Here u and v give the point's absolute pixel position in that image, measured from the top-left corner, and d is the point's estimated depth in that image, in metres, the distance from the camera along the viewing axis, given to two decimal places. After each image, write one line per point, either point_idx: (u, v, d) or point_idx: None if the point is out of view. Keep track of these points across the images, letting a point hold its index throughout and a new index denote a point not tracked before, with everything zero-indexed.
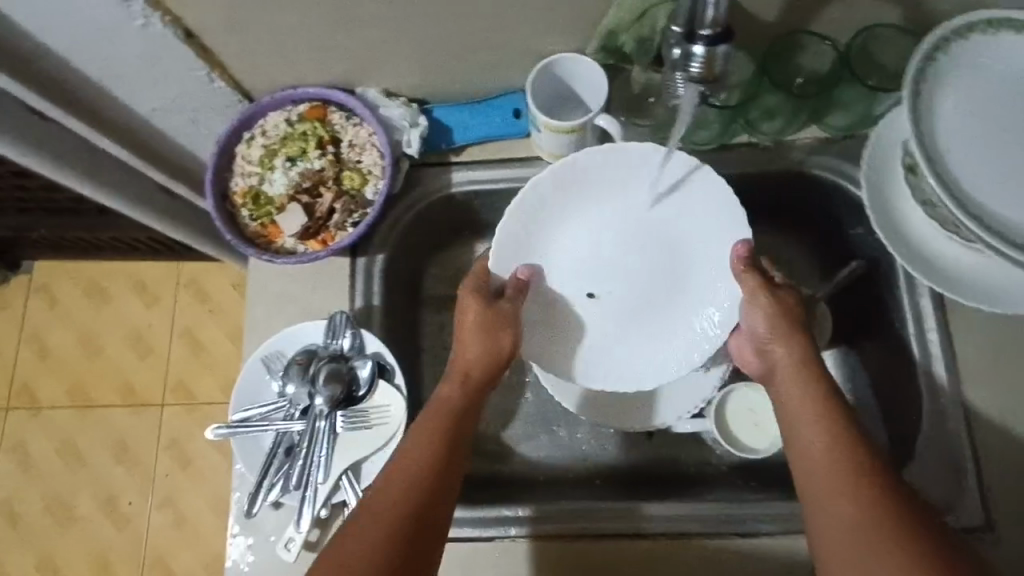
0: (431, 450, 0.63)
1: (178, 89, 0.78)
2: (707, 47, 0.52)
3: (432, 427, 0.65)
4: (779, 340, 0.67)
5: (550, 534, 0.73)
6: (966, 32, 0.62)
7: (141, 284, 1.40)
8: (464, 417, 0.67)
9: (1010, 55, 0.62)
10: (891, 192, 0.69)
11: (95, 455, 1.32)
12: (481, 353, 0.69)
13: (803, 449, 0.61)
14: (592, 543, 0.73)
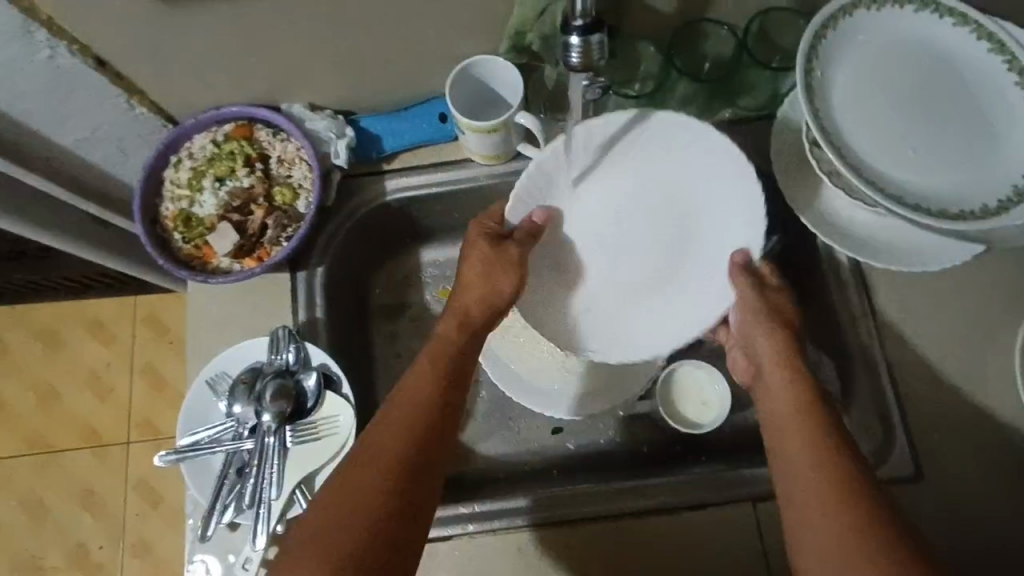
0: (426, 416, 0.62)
1: (98, 118, 0.77)
2: (582, 37, 0.54)
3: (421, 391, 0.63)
4: (761, 336, 0.68)
5: (555, 521, 0.73)
6: (850, 9, 0.65)
7: (93, 322, 1.37)
8: (464, 365, 0.67)
9: (892, 28, 0.66)
10: (799, 164, 0.73)
11: (59, 502, 1.29)
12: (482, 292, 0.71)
13: (777, 439, 0.61)
14: (566, 530, 0.73)
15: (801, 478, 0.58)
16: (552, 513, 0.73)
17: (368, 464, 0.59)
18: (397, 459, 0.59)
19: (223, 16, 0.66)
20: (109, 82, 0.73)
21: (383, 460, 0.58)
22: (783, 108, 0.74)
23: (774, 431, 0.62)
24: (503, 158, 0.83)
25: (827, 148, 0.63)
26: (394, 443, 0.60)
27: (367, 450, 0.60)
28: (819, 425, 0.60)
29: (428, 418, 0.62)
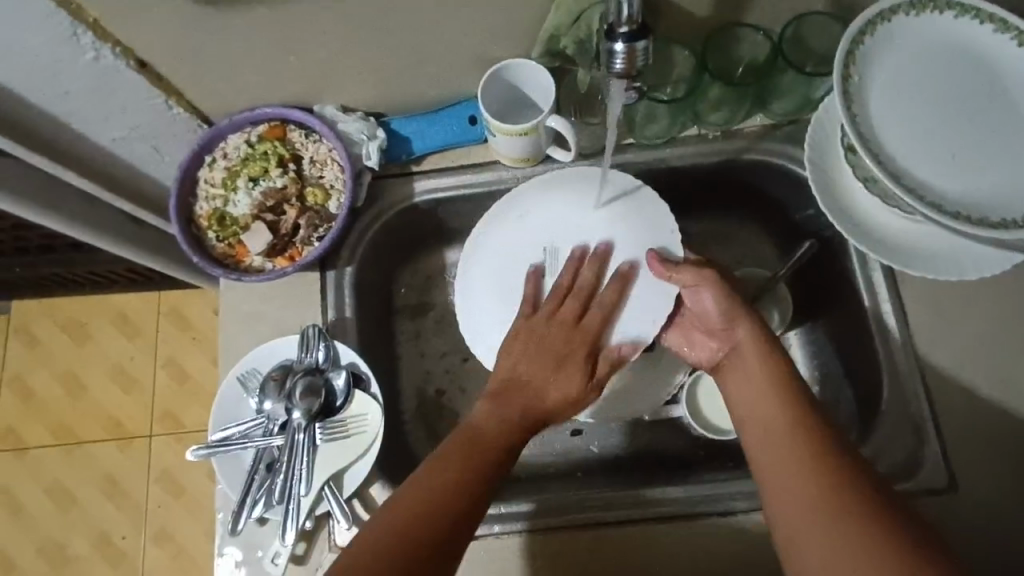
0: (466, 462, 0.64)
1: (137, 118, 0.79)
2: (627, 44, 0.55)
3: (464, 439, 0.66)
4: (733, 318, 0.70)
5: (552, 526, 0.73)
6: (890, 13, 0.64)
7: (122, 316, 1.40)
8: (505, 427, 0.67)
9: (932, 33, 0.65)
10: (834, 173, 0.72)
11: (85, 493, 1.32)
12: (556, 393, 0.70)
13: (758, 437, 0.64)
14: (562, 538, 0.73)
15: (777, 459, 0.61)
16: (541, 521, 0.74)
17: (448, 475, 0.63)
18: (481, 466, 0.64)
19: (263, 18, 0.67)
20: (149, 83, 0.75)
21: (467, 467, 0.63)
22: (818, 112, 0.73)
23: (753, 411, 0.66)
24: (532, 161, 0.83)
25: (863, 153, 0.62)
26: (477, 452, 0.65)
27: (448, 462, 0.64)
28: (795, 401, 0.64)
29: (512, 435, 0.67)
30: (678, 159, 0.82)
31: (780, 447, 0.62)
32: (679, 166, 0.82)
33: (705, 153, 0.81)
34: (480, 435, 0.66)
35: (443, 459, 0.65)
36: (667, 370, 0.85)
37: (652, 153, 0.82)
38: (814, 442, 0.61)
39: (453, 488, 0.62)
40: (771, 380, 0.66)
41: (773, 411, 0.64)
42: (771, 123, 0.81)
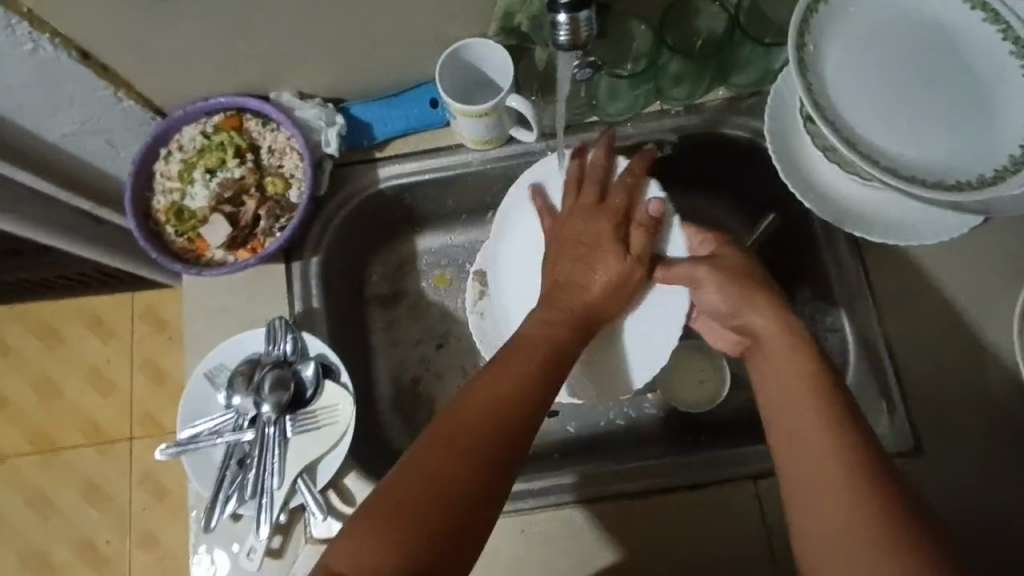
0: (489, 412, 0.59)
1: (85, 112, 0.76)
2: (569, 14, 0.53)
3: (494, 395, 0.60)
4: (753, 311, 0.67)
5: (556, 504, 0.73)
6: None
7: (94, 319, 1.37)
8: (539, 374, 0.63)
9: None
10: (796, 145, 0.73)
11: (66, 499, 1.30)
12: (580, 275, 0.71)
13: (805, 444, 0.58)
14: (611, 508, 0.73)
15: (815, 471, 0.57)
16: (590, 491, 0.73)
17: (471, 423, 0.58)
18: (506, 412, 0.59)
19: (207, 5, 0.65)
20: (94, 75, 0.72)
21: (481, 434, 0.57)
22: (777, 84, 0.73)
23: (791, 420, 0.60)
24: (495, 142, 0.82)
25: (821, 124, 0.62)
26: (502, 404, 0.59)
27: (471, 410, 0.59)
28: (837, 406, 0.59)
29: (539, 372, 0.63)
30: (642, 136, 0.81)
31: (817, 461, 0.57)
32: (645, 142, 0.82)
33: (668, 128, 0.81)
34: (511, 381, 0.61)
35: (463, 407, 0.60)
36: None
37: (614, 130, 0.81)
38: (856, 457, 0.56)
39: (472, 436, 0.57)
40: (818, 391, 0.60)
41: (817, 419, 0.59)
42: (733, 96, 0.81)
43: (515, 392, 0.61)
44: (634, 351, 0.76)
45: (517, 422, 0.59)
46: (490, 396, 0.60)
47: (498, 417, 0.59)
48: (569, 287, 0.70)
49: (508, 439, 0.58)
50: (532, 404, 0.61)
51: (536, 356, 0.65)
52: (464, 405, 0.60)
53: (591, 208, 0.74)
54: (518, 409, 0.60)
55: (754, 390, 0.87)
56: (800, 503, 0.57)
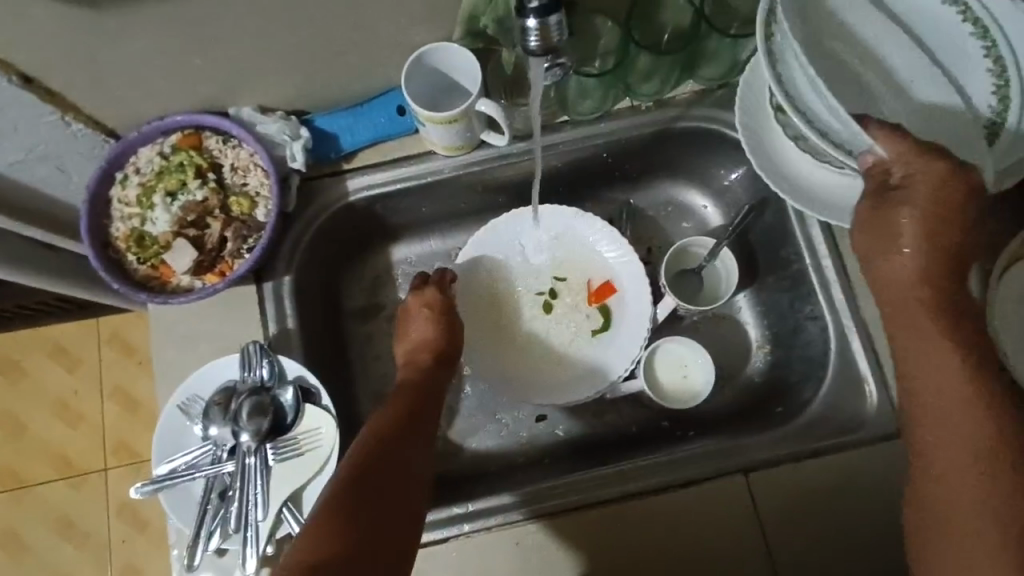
0: (377, 432, 0.66)
1: (32, 139, 0.72)
2: (539, 19, 0.51)
3: (384, 419, 0.68)
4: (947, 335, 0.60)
5: (550, 513, 0.72)
6: None
7: (58, 348, 1.31)
8: (425, 392, 0.73)
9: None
10: (767, 134, 0.73)
11: (39, 538, 1.24)
12: (422, 332, 0.78)
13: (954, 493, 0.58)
14: (574, 518, 0.72)
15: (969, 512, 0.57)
16: (538, 507, 0.72)
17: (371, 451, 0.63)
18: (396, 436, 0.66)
19: (155, 21, 0.62)
20: (39, 99, 0.68)
21: (375, 446, 0.64)
22: (746, 75, 0.73)
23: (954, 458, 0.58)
24: (466, 147, 0.80)
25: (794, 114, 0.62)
26: (390, 423, 0.67)
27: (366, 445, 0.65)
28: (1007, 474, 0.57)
29: (411, 406, 0.71)
30: (615, 133, 0.81)
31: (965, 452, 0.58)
32: (619, 139, 0.82)
33: (640, 124, 0.81)
34: (393, 415, 0.69)
35: (359, 447, 0.65)
36: (623, 347, 0.85)
37: (584, 130, 0.81)
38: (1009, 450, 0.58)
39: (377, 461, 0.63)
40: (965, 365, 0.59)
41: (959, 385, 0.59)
42: (702, 89, 0.80)
43: (397, 422, 0.68)
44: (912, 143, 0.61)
45: (411, 445, 0.66)
46: (376, 432, 0.66)
47: (393, 431, 0.66)
48: (417, 344, 0.78)
49: (411, 456, 0.65)
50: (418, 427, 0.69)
51: (413, 389, 0.73)
52: (359, 443, 0.65)
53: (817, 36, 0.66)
54: (406, 434, 0.67)
55: (740, 382, 0.87)
56: (939, 504, 0.59)
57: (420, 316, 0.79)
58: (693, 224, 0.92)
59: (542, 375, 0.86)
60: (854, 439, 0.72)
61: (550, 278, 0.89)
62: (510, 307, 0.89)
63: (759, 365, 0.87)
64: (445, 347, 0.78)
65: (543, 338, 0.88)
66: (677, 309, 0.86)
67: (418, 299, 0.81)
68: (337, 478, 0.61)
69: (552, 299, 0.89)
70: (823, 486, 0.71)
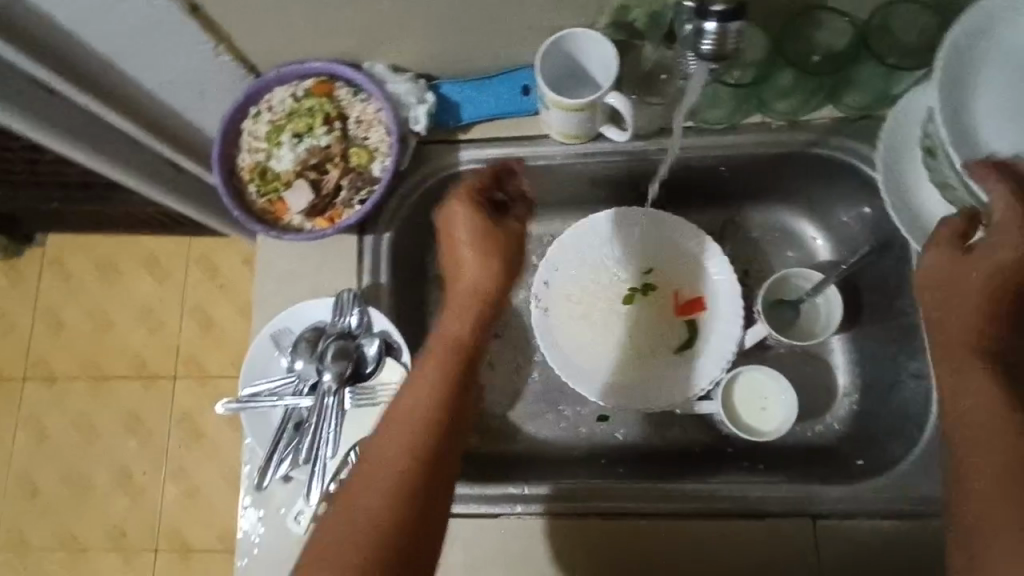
0: (411, 424, 0.60)
1: (185, 64, 0.77)
2: (719, 24, 0.50)
3: (421, 404, 0.62)
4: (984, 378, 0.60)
5: (605, 513, 0.72)
6: None
7: (153, 259, 1.41)
8: (464, 364, 0.65)
9: None
10: (908, 173, 0.70)
11: (108, 427, 1.35)
12: (481, 277, 0.69)
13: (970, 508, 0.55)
14: (602, 524, 0.72)
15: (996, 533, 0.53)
16: (552, 504, 0.73)
17: (398, 454, 0.59)
18: (429, 426, 0.60)
19: None
20: (201, 29, 0.72)
21: (407, 448, 0.59)
22: (896, 110, 0.70)
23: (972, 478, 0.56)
24: (582, 138, 0.79)
25: (949, 149, 0.59)
26: (424, 416, 0.61)
27: (391, 441, 0.60)
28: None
29: (449, 383, 0.63)
30: (739, 148, 0.78)
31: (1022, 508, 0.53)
32: (741, 154, 0.79)
33: (766, 143, 0.78)
34: (425, 403, 0.62)
35: (382, 443, 0.60)
36: (704, 364, 0.83)
37: (706, 139, 0.78)
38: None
39: (406, 467, 0.58)
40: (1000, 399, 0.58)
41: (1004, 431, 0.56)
42: (840, 117, 0.77)
43: (429, 408, 0.61)
44: None
45: (443, 443, 0.60)
46: (403, 424, 0.61)
47: (428, 426, 0.60)
48: (468, 288, 0.69)
49: (442, 457, 0.60)
50: (450, 414, 0.62)
51: (447, 363, 0.65)
52: (397, 425, 0.61)
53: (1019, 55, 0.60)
54: (439, 427, 0.61)
55: (817, 425, 0.84)
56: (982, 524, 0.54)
57: (461, 222, 0.70)
58: (798, 255, 0.89)
59: (615, 378, 0.85)
60: (935, 510, 0.68)
61: (639, 276, 0.88)
62: (597, 287, 0.88)
63: (842, 413, 0.84)
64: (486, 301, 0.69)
65: (621, 332, 0.87)
66: (767, 338, 0.84)
67: (462, 211, 0.70)
68: (367, 474, 0.58)
69: (638, 292, 0.88)
70: (892, 550, 0.68)
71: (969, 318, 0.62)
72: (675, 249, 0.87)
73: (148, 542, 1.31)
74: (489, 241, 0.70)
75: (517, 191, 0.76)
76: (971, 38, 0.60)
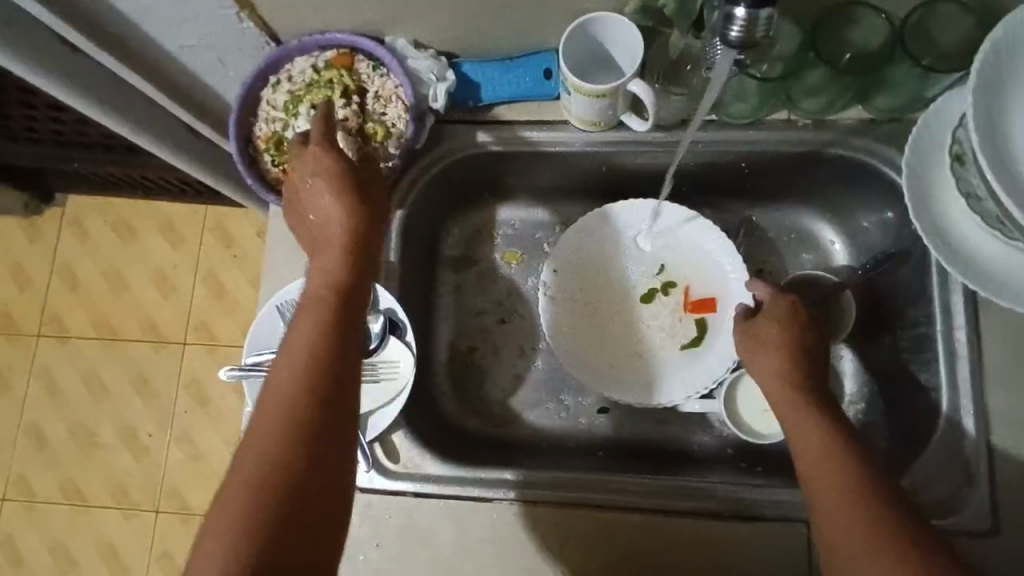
0: (290, 372, 0.57)
1: (207, 28, 0.76)
2: (749, 11, 0.48)
3: (295, 351, 0.58)
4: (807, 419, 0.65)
5: (598, 505, 0.72)
6: None
7: (169, 224, 1.42)
8: (340, 303, 0.61)
9: None
10: (931, 180, 0.68)
11: (117, 387, 1.37)
12: (342, 215, 0.65)
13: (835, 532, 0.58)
14: (593, 515, 0.72)
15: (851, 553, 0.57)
16: (529, 493, 0.73)
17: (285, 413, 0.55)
18: (309, 371, 0.56)
19: None
20: None
21: (290, 395, 0.55)
22: (927, 114, 0.68)
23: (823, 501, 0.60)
24: (603, 126, 0.78)
25: (980, 156, 0.57)
26: (308, 362, 0.57)
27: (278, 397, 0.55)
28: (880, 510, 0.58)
29: (327, 324, 0.59)
30: (760, 145, 0.77)
31: (833, 473, 0.61)
32: (763, 152, 0.78)
33: (789, 141, 0.76)
34: (299, 352, 0.57)
35: (270, 392, 0.57)
36: (709, 363, 0.83)
37: (727, 134, 0.77)
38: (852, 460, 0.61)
39: (287, 426, 0.54)
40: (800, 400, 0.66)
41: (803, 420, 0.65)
42: (868, 118, 0.75)
43: (306, 354, 0.57)
44: None
45: (326, 387, 0.56)
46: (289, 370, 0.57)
47: (313, 374, 0.56)
48: (330, 234, 0.65)
49: (328, 415, 0.56)
50: (333, 373, 0.57)
51: (321, 309, 0.61)
52: (274, 378, 0.57)
53: None
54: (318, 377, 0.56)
55: None
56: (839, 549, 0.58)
57: (322, 162, 0.67)
58: (814, 258, 0.87)
59: (621, 373, 0.84)
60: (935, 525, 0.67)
61: (656, 274, 0.87)
62: (612, 282, 0.87)
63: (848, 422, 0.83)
64: (347, 237, 0.65)
65: (633, 328, 0.86)
66: None
67: (323, 150, 0.68)
68: (253, 436, 0.55)
69: (656, 290, 0.87)
70: None
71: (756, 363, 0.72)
72: (689, 245, 0.86)
73: (150, 501, 1.33)
74: (334, 175, 0.67)
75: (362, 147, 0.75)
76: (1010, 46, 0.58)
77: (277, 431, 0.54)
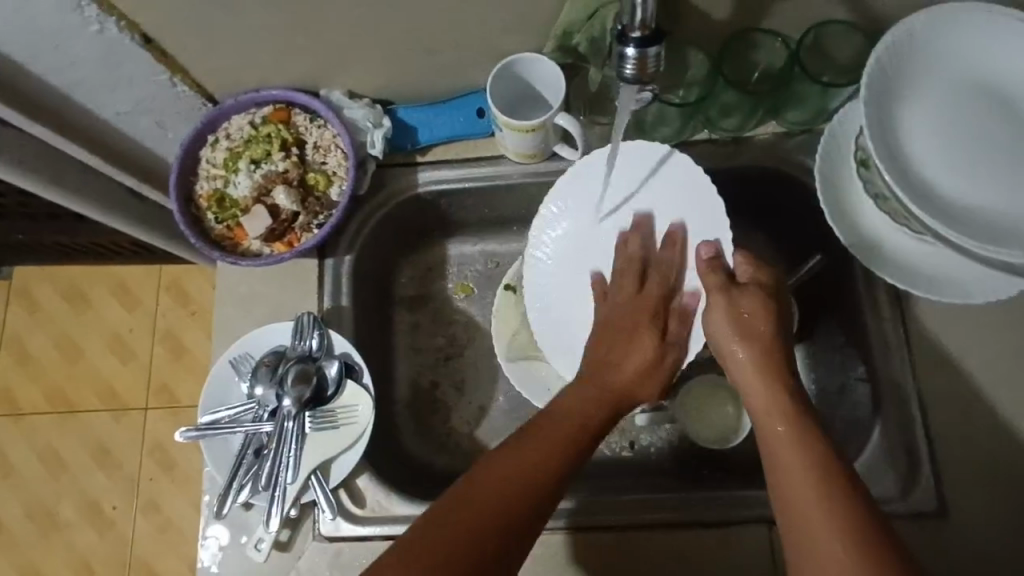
0: (548, 459, 0.62)
1: (140, 94, 0.77)
2: (638, 49, 0.53)
3: (550, 448, 0.63)
4: (770, 401, 0.64)
5: (567, 528, 0.73)
6: (936, 23, 0.63)
7: (122, 288, 1.40)
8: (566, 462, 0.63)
9: (993, 34, 0.63)
10: (843, 185, 0.72)
11: (76, 460, 1.32)
12: (649, 356, 0.71)
13: (797, 510, 0.57)
14: (563, 539, 0.73)
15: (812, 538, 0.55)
16: (580, 520, 0.73)
17: (489, 512, 0.57)
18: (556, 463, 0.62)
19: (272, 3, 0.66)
20: (152, 59, 0.73)
21: (523, 485, 0.59)
22: (832, 125, 0.73)
23: (789, 483, 0.58)
24: (539, 157, 0.81)
25: (877, 160, 0.62)
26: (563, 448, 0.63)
27: (516, 480, 0.60)
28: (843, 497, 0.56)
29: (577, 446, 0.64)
30: None
31: (795, 456, 0.59)
32: None
33: (713, 159, 0.80)
34: (541, 454, 0.62)
35: (529, 452, 0.62)
36: None
37: None
38: (835, 469, 0.58)
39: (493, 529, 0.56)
40: (781, 405, 0.63)
41: (777, 428, 0.62)
42: (783, 132, 0.80)
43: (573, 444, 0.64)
44: (975, 201, 0.62)
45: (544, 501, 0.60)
46: (514, 479, 0.60)
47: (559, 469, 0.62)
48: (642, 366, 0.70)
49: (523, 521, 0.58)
50: (548, 484, 0.61)
51: (570, 439, 0.64)
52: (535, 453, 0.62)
53: (933, 77, 0.64)
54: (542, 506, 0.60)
55: None
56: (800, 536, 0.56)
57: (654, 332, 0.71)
58: None
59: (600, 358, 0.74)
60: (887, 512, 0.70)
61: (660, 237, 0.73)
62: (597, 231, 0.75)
63: None
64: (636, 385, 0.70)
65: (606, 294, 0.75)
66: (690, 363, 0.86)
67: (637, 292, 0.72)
68: (471, 500, 0.58)
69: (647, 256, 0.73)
70: None
71: (729, 344, 0.68)
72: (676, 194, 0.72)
73: None
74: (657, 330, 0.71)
75: (306, 199, 0.81)
76: (889, 61, 0.63)
77: (496, 515, 0.57)
